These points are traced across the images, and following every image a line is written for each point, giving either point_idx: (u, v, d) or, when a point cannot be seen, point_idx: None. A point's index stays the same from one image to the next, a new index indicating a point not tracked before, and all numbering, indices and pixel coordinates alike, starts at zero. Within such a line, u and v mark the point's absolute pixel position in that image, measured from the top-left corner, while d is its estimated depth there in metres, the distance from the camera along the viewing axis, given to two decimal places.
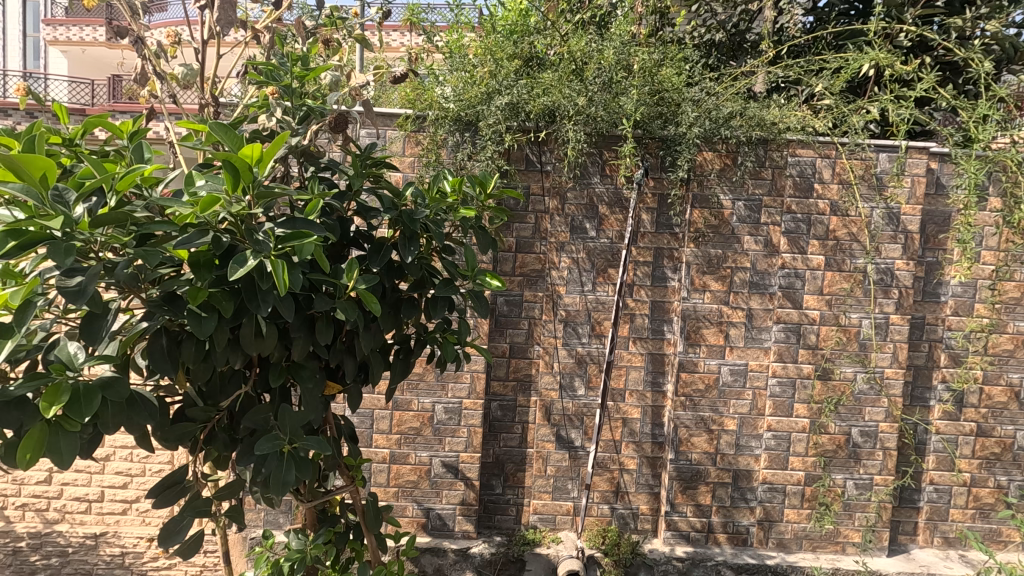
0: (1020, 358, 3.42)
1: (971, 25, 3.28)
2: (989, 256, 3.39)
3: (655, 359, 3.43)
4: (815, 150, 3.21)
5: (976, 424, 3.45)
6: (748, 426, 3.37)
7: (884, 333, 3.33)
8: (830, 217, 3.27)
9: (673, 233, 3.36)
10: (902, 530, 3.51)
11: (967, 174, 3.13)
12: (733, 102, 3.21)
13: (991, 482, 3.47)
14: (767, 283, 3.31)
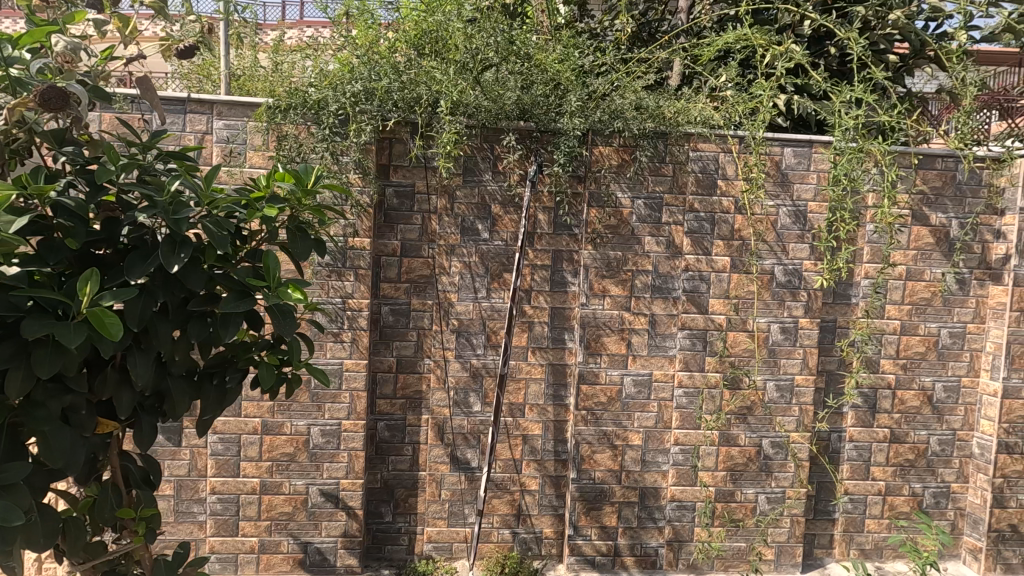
0: (932, 360, 3.26)
1: (877, 13, 3.13)
2: (899, 257, 3.19)
3: (555, 371, 3.16)
4: (716, 144, 3.00)
5: (889, 430, 3.28)
6: (654, 440, 3.14)
7: (794, 338, 3.13)
8: (734, 216, 3.07)
9: (572, 235, 3.10)
10: (818, 543, 3.32)
11: (856, 170, 2.98)
12: (628, 91, 2.98)
13: (906, 490, 3.30)
14: (670, 286, 3.09)
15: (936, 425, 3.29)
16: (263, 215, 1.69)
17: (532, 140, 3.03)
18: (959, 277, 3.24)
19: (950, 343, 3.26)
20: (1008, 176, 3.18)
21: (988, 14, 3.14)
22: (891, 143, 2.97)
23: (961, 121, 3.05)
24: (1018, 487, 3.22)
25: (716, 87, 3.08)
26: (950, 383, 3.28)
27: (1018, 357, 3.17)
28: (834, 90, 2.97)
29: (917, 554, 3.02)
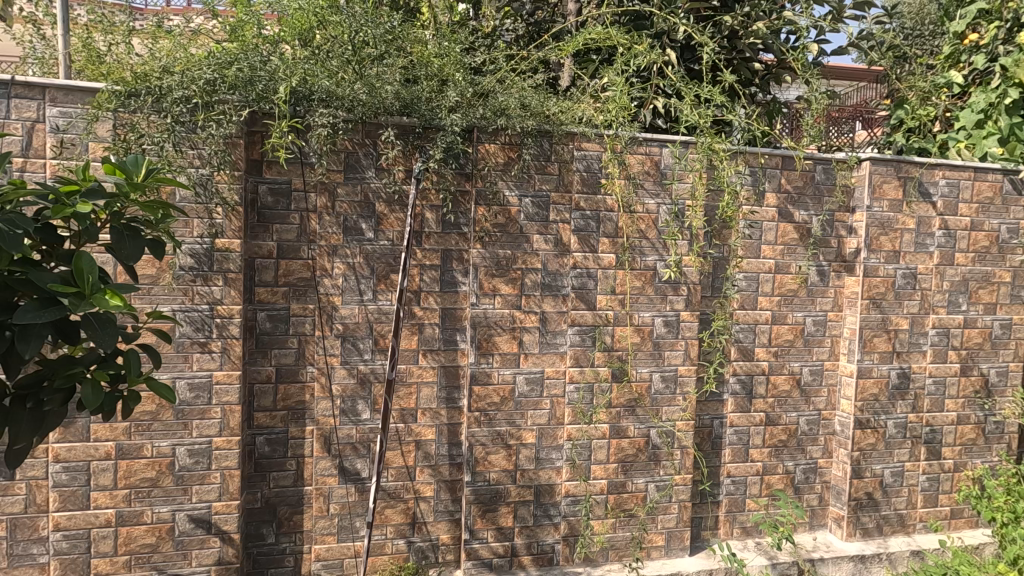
0: (799, 347, 3.52)
1: (742, 23, 3.32)
2: (768, 252, 3.42)
3: (447, 373, 3.09)
4: (599, 143, 3.06)
5: (764, 413, 3.50)
6: (547, 437, 3.15)
7: (676, 331, 3.26)
8: (618, 214, 3.14)
9: (461, 233, 3.04)
10: (704, 526, 3.47)
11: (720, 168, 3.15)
12: (511, 89, 2.98)
13: (780, 469, 3.55)
14: (560, 284, 3.11)
15: (804, 407, 3.56)
16: (74, 211, 1.50)
17: (416, 137, 2.95)
18: (819, 269, 3.52)
19: (814, 330, 3.54)
20: (857, 177, 3.50)
21: (836, 29, 3.42)
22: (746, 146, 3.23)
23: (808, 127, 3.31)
24: (873, 459, 3.54)
25: (598, 88, 3.16)
26: (815, 366, 3.56)
27: (869, 341, 3.49)
28: (703, 95, 3.13)
29: (774, 530, 3.28)
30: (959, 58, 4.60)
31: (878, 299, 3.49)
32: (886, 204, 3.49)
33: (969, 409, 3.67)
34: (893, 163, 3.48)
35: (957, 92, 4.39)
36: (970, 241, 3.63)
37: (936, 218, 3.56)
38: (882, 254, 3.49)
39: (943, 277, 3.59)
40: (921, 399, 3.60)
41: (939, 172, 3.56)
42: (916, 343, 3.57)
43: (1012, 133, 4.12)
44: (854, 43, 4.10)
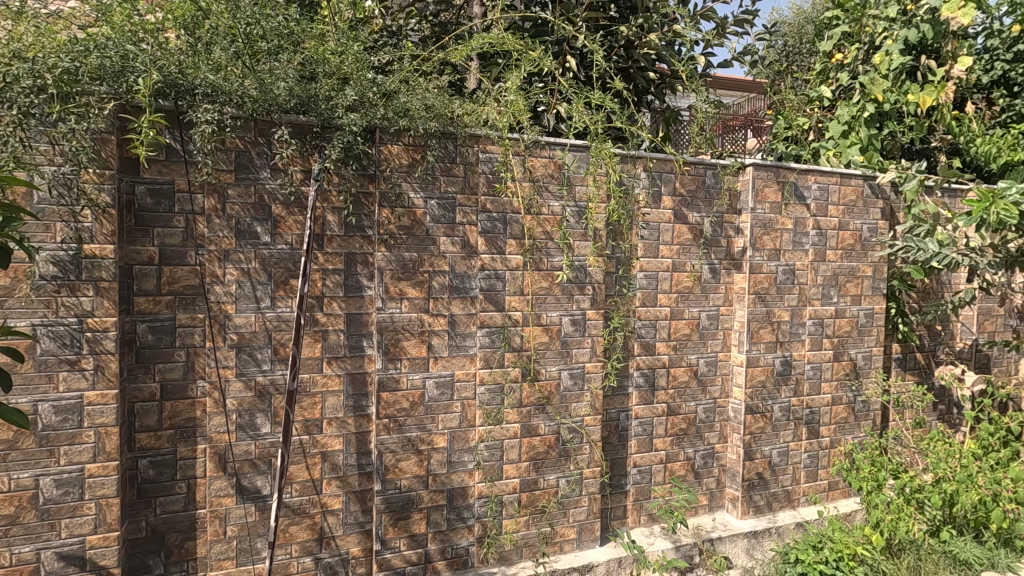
0: (695, 340, 3.75)
1: (637, 34, 3.49)
2: (665, 252, 3.61)
3: (354, 380, 2.97)
4: (504, 146, 3.09)
5: (666, 404, 3.70)
6: (459, 440, 3.13)
7: (582, 329, 3.36)
8: (524, 216, 3.19)
9: (365, 236, 2.95)
10: (614, 516, 3.60)
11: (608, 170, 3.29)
12: (413, 90, 2.94)
13: (682, 456, 3.76)
14: (468, 286, 3.11)
15: (702, 397, 3.79)
16: None
17: (315, 136, 2.84)
18: (711, 267, 3.77)
19: (708, 323, 3.79)
20: (741, 182, 3.79)
21: (720, 43, 3.67)
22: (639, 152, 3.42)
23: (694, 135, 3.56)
24: (762, 441, 3.84)
25: (502, 91, 3.20)
26: (710, 358, 3.81)
27: (756, 333, 3.79)
28: (600, 102, 3.27)
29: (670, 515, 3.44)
30: (828, 75, 5.11)
31: (763, 294, 3.79)
32: (767, 206, 3.80)
33: (841, 390, 4.08)
34: (772, 168, 3.79)
35: (826, 105, 4.96)
36: (837, 240, 4.03)
37: (810, 219, 3.93)
38: (765, 252, 3.80)
39: (817, 272, 3.97)
40: (802, 384, 3.95)
41: (811, 177, 3.92)
42: (795, 333, 3.91)
43: (870, 143, 4.61)
44: (739, 57, 4.44)
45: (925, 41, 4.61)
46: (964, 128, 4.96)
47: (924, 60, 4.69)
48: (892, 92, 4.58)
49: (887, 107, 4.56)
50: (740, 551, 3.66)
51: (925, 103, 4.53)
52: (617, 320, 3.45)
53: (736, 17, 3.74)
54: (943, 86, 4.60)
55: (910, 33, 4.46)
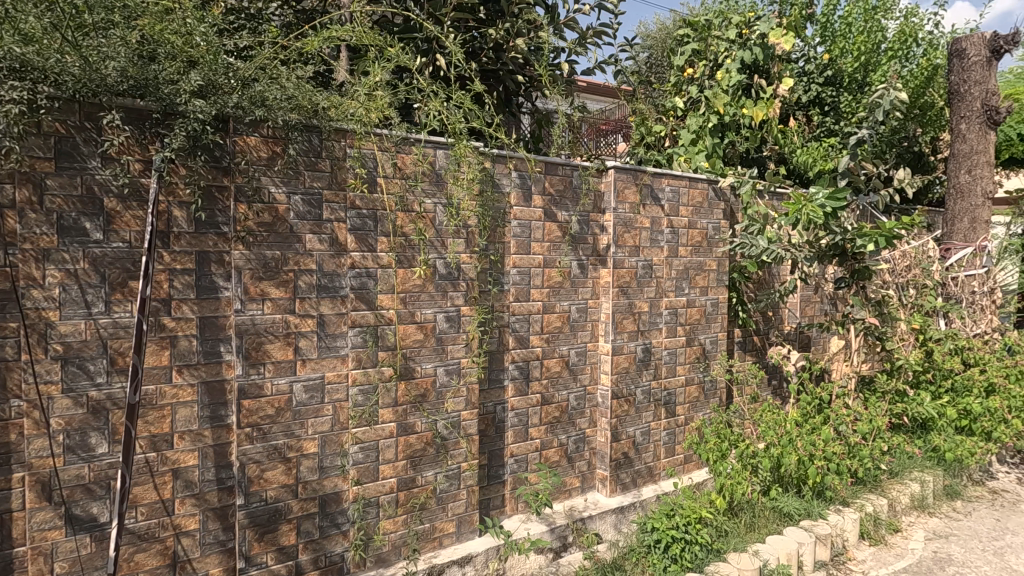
0: (566, 332, 3.96)
1: (505, 36, 3.61)
2: (536, 249, 3.77)
3: (210, 389, 2.72)
4: (372, 142, 3.04)
5: (540, 394, 3.86)
6: (331, 444, 3.02)
7: (457, 325, 3.40)
8: (396, 212, 3.15)
9: (220, 233, 2.71)
10: (492, 505, 3.70)
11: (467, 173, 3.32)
12: (270, 78, 2.78)
13: (555, 442, 3.95)
14: (337, 284, 3.00)
15: (573, 385, 4.01)
16: None
17: (156, 123, 2.57)
18: (579, 263, 4.00)
19: (578, 316, 4.02)
20: (605, 183, 4.06)
21: (580, 53, 3.89)
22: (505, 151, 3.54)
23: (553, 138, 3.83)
24: (627, 423, 4.16)
25: (370, 85, 3.13)
26: (580, 348, 4.04)
27: (620, 323, 4.08)
28: (468, 101, 3.33)
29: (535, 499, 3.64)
30: (681, 87, 5.64)
31: (625, 287, 4.10)
32: (627, 206, 4.11)
33: (693, 372, 4.54)
34: (631, 171, 4.11)
35: (679, 114, 5.47)
36: (688, 237, 4.48)
37: (664, 219, 4.32)
38: (626, 249, 4.11)
39: (671, 267, 4.37)
40: (660, 368, 4.33)
41: (665, 181, 4.31)
42: (654, 322, 4.28)
43: (714, 151, 5.18)
44: (603, 64, 4.71)
45: (757, 63, 5.25)
46: (787, 141, 5.74)
47: (756, 79, 5.35)
48: (731, 106, 5.18)
49: (727, 119, 5.15)
50: (609, 527, 3.93)
51: (757, 117, 5.14)
52: (490, 315, 3.54)
53: (594, 29, 3.97)
54: (770, 103, 5.28)
55: (745, 54, 5.08)
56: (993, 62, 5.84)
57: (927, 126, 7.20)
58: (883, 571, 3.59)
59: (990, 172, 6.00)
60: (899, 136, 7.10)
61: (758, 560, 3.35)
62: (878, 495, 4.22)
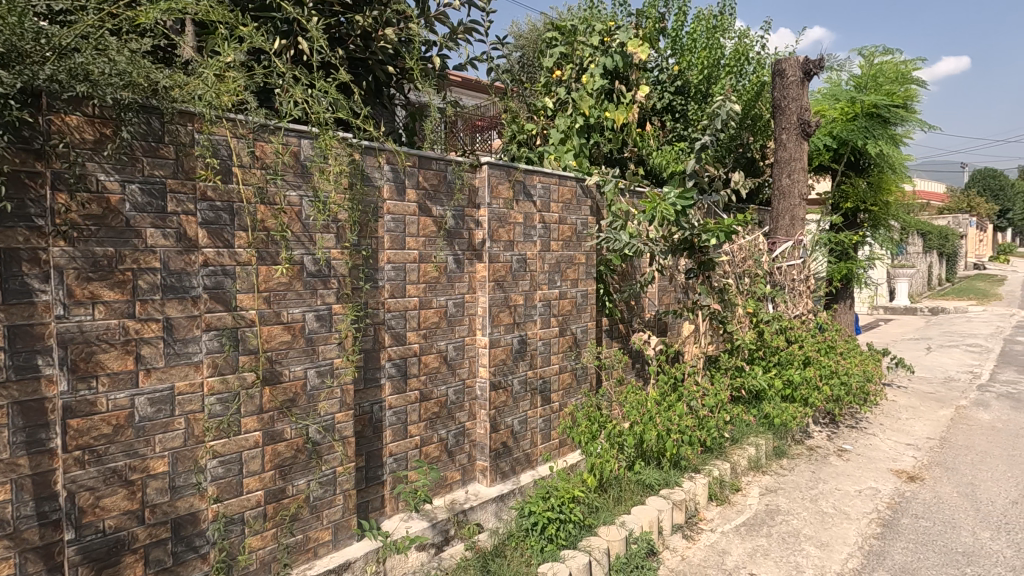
0: (443, 328, 3.96)
1: (373, 25, 3.51)
2: (411, 243, 3.71)
3: (25, 410, 2.32)
4: (225, 128, 2.78)
5: (418, 391, 3.82)
6: (185, 461, 2.72)
7: (329, 324, 3.24)
8: (255, 205, 2.92)
9: (34, 227, 2.31)
10: (371, 508, 3.61)
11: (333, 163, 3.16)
12: (96, 49, 2.42)
13: (436, 438, 3.94)
14: (187, 284, 2.70)
15: (452, 379, 4.02)
16: None
17: None
18: (455, 257, 4.01)
19: (455, 311, 4.03)
20: (479, 179, 4.11)
21: (451, 47, 3.89)
22: (375, 142, 3.43)
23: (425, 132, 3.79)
24: (505, 413, 4.27)
25: (222, 66, 2.86)
26: (458, 343, 4.06)
27: (496, 316, 4.17)
28: (333, 89, 3.19)
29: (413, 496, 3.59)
30: (550, 88, 5.90)
31: (501, 281, 4.20)
32: (501, 202, 4.20)
33: (566, 360, 4.78)
34: (504, 168, 4.20)
35: (548, 113, 5.71)
36: (559, 232, 4.69)
37: (536, 214, 4.48)
38: (501, 244, 4.20)
39: (544, 260, 4.56)
40: (535, 358, 4.50)
41: (536, 178, 4.49)
42: (529, 314, 4.44)
43: (581, 150, 5.47)
44: (476, 60, 4.75)
45: (618, 69, 5.65)
46: (645, 143, 6.24)
47: (617, 84, 5.76)
48: (596, 108, 5.51)
49: (592, 120, 5.48)
50: (490, 516, 4.01)
51: (618, 121, 5.54)
52: (363, 313, 3.42)
53: (465, 25, 3.98)
54: (629, 108, 5.72)
55: (607, 60, 5.45)
56: (805, 83, 6.84)
57: (757, 135, 8.26)
58: (726, 527, 4.09)
59: (804, 176, 7.00)
60: (735, 143, 8.07)
61: (624, 530, 3.64)
62: (723, 460, 4.78)
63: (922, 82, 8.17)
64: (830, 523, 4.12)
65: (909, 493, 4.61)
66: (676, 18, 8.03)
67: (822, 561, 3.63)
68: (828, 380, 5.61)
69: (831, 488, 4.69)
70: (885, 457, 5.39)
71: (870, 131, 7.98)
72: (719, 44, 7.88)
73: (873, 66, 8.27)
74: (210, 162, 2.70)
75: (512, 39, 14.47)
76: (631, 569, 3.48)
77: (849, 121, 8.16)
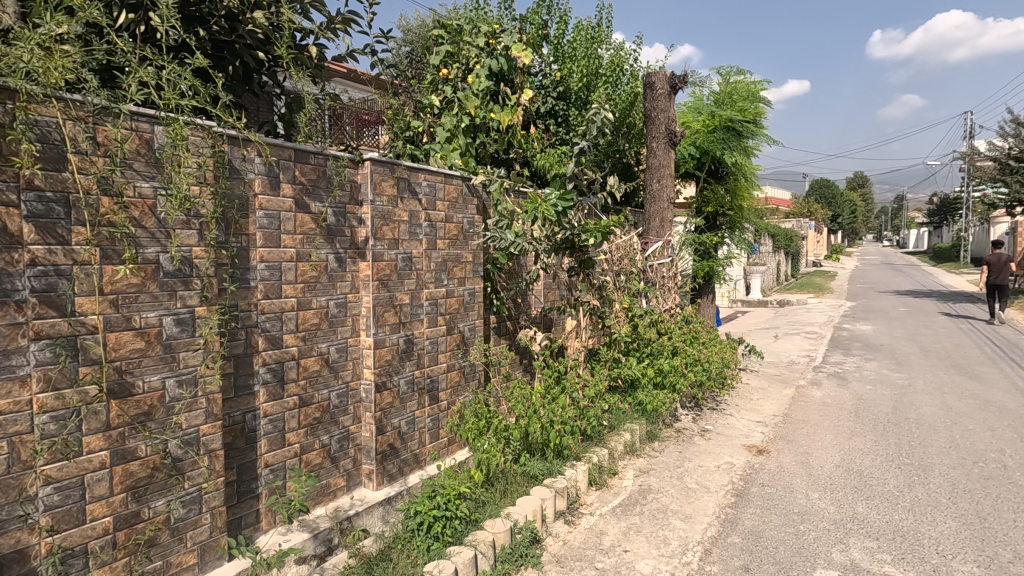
0: (325, 329, 3.80)
1: (240, 6, 3.28)
2: (287, 241, 3.52)
3: None
4: (55, 108, 2.42)
5: (297, 396, 3.63)
6: (9, 491, 2.36)
7: (191, 329, 2.97)
8: (98, 197, 2.59)
9: None
10: (244, 524, 3.37)
11: (193, 153, 2.89)
12: None
13: (317, 444, 3.77)
14: (10, 286, 2.34)
15: (334, 382, 3.87)
16: None
17: None
18: (336, 256, 3.86)
19: (337, 311, 3.88)
20: (361, 175, 3.99)
21: (328, 38, 3.74)
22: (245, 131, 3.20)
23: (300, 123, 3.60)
24: (392, 414, 4.19)
25: (51, 37, 2.51)
26: (340, 345, 3.91)
27: (381, 316, 4.08)
28: (192, 72, 2.92)
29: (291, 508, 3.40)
30: (437, 86, 5.89)
31: (385, 280, 4.11)
32: (384, 199, 4.11)
33: (454, 358, 4.80)
34: (387, 164, 4.12)
35: (435, 111, 5.69)
36: (445, 231, 4.69)
37: (421, 213, 4.45)
38: (386, 242, 4.12)
39: (430, 259, 4.54)
40: (422, 357, 4.47)
41: (422, 175, 4.45)
42: (415, 313, 4.39)
43: (467, 150, 5.51)
44: (357, 53, 4.60)
45: (502, 71, 5.78)
46: (529, 145, 6.44)
47: (502, 86, 5.88)
48: (481, 109, 5.59)
49: (478, 121, 5.55)
50: (376, 520, 3.92)
51: (503, 122, 5.66)
52: (231, 316, 3.18)
53: (344, 15, 3.84)
54: (514, 110, 5.86)
55: (491, 62, 5.55)
56: (672, 95, 7.45)
57: (632, 141, 8.85)
58: (604, 509, 4.35)
59: (672, 182, 7.61)
60: (613, 148, 8.60)
61: (508, 521, 3.75)
62: (602, 447, 5.08)
63: (768, 101, 9.24)
64: (693, 497, 4.54)
65: (758, 464, 5.21)
66: (558, 26, 8.36)
67: (686, 532, 4.00)
68: (692, 367, 6.18)
69: (695, 465, 5.18)
70: (739, 434, 6.04)
71: (726, 143, 8.89)
72: (597, 54, 8.34)
73: (729, 84, 9.21)
74: (37, 147, 2.36)
75: (400, 32, 14.17)
76: (515, 558, 3.60)
77: (709, 133, 9.02)
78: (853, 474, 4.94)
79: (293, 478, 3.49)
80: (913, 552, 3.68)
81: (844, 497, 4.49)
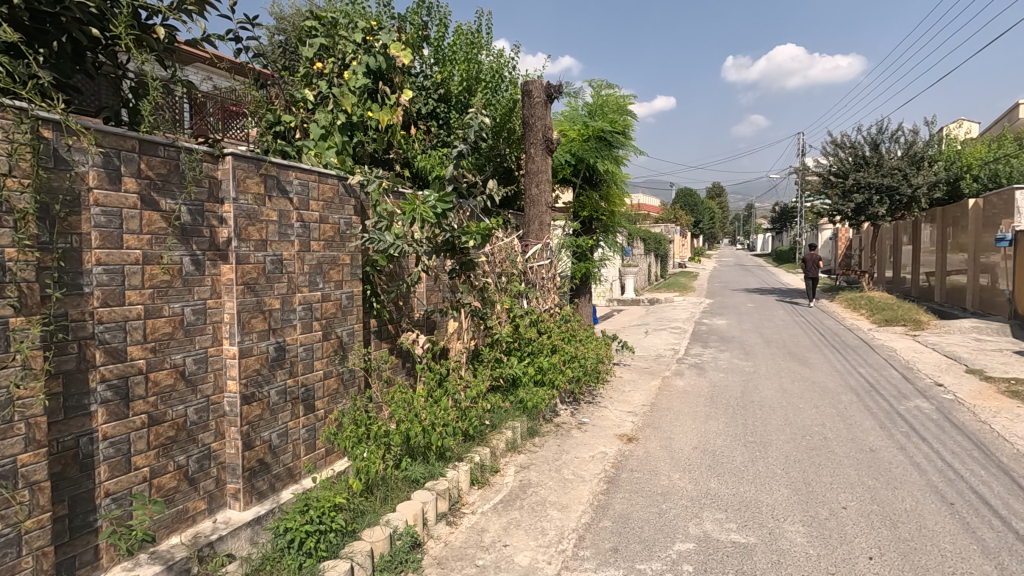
0: (179, 339, 3.45)
1: None
2: (131, 241, 3.15)
3: None
4: None
5: (146, 415, 3.26)
6: None
7: (3, 344, 2.54)
8: None
9: None
10: (78, 563, 2.96)
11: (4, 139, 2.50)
12: None
13: (171, 466, 3.42)
14: None
15: (191, 397, 3.53)
16: None
17: None
18: (193, 258, 3.52)
19: (194, 319, 3.55)
20: (222, 170, 3.69)
21: (179, 19, 3.41)
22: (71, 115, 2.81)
23: (145, 110, 3.24)
24: (261, 428, 3.92)
25: None
26: (199, 355, 3.58)
27: (247, 323, 3.80)
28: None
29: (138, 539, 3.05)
30: (311, 81, 5.63)
31: (252, 284, 3.84)
32: (250, 197, 3.83)
33: (331, 365, 4.60)
34: (252, 160, 3.85)
35: (308, 106, 5.43)
36: (319, 232, 4.48)
37: (293, 212, 4.21)
38: (251, 243, 3.84)
39: (303, 262, 4.31)
40: (296, 365, 4.23)
41: (293, 173, 4.22)
42: (287, 319, 4.14)
43: (344, 148, 5.33)
44: (216, 38, 4.25)
45: (381, 70, 5.66)
46: (409, 147, 6.39)
47: (380, 85, 5.76)
48: (359, 107, 5.44)
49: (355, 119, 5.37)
50: (242, 543, 3.64)
51: (382, 122, 5.55)
52: (58, 327, 2.78)
53: None
54: (393, 111, 5.77)
55: (369, 60, 5.42)
56: (548, 104, 7.76)
57: (513, 147, 9.08)
58: (485, 507, 4.42)
59: (550, 187, 7.92)
60: (494, 153, 8.79)
61: (387, 528, 3.67)
62: (483, 446, 5.17)
63: (636, 115, 9.97)
64: (570, 487, 4.78)
65: (628, 452, 5.60)
66: (438, 28, 8.36)
67: (562, 522, 4.19)
68: (569, 364, 6.50)
69: (572, 457, 5.45)
70: (611, 425, 6.46)
71: (599, 152, 9.46)
72: (478, 60, 8.48)
73: (600, 97, 9.80)
74: None
75: (272, 19, 13.31)
76: (395, 565, 3.54)
77: (584, 142, 9.54)
78: (708, 454, 5.49)
79: (140, 506, 3.13)
80: (753, 518, 4.18)
81: (700, 475, 4.97)
